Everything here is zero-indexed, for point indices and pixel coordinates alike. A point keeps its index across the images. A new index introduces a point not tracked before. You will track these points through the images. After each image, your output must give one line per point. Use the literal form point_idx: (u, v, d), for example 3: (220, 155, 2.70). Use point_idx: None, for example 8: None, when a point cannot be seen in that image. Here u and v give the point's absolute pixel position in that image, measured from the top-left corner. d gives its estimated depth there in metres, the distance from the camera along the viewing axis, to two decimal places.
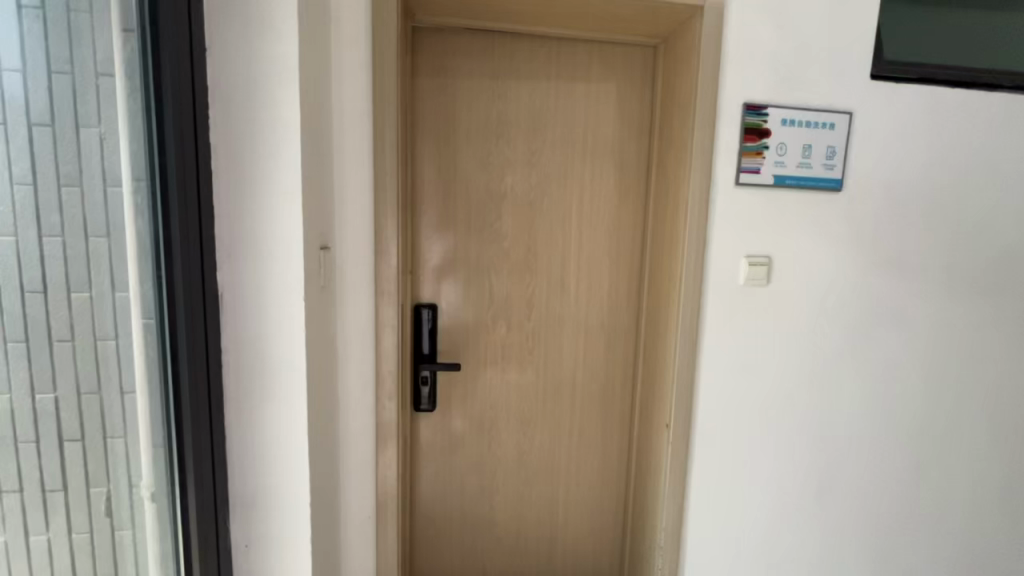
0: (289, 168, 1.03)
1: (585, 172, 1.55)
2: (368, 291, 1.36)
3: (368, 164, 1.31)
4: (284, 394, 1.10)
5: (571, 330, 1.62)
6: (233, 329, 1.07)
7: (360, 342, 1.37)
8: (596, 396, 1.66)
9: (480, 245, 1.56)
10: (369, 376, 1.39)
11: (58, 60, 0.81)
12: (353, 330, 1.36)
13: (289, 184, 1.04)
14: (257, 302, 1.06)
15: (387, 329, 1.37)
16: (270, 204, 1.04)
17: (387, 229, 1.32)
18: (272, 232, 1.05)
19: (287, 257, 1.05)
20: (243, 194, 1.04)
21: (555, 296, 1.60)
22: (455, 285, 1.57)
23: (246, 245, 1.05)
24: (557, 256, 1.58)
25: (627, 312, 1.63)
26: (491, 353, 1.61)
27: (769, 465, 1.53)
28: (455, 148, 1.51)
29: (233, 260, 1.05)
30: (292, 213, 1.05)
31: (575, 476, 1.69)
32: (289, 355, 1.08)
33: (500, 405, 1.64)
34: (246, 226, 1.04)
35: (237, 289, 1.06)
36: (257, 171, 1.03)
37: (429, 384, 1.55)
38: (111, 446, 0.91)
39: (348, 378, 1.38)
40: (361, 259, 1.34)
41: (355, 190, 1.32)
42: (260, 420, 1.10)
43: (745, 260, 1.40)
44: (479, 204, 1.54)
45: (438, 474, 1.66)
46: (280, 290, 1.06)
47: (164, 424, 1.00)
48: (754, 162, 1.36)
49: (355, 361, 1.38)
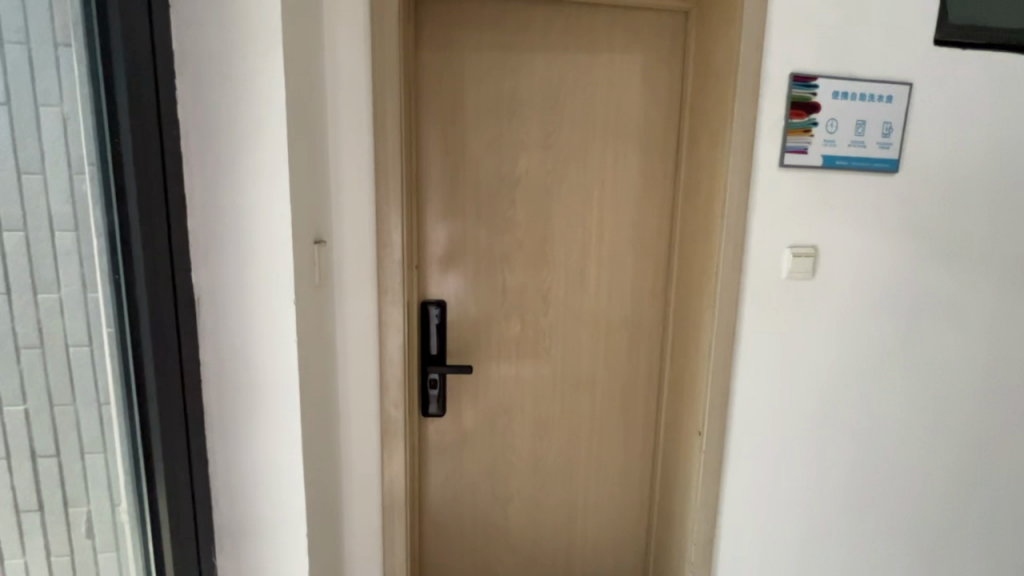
0: (273, 150, 0.90)
1: (606, 155, 1.40)
2: (369, 289, 1.22)
3: (367, 147, 1.17)
4: (273, 408, 0.97)
5: (591, 327, 1.49)
6: (212, 339, 0.95)
7: (361, 345, 1.25)
8: (616, 396, 1.53)
9: (490, 235, 1.42)
10: (371, 382, 1.27)
11: (11, 29, 0.68)
12: (353, 330, 1.23)
13: (273, 168, 0.90)
14: (239, 306, 0.94)
15: (391, 330, 1.23)
16: (252, 190, 0.90)
17: (388, 219, 1.18)
18: (254, 224, 0.91)
19: (273, 253, 0.92)
20: (218, 180, 0.90)
21: (573, 292, 1.46)
22: (465, 279, 1.43)
23: (224, 241, 0.92)
24: (574, 248, 1.44)
25: (653, 307, 1.49)
26: (505, 353, 1.49)
27: (808, 473, 1.40)
28: (461, 130, 1.36)
29: (208, 256, 0.92)
30: (278, 203, 0.91)
31: (595, 483, 1.57)
32: (278, 364, 0.96)
33: (513, 409, 1.52)
34: (224, 217, 0.91)
35: (213, 289, 0.93)
36: (234, 153, 0.89)
37: (437, 388, 1.42)
38: (88, 464, 0.81)
39: (349, 383, 1.26)
40: (361, 252, 1.20)
41: (352, 176, 1.18)
42: (247, 437, 0.98)
43: (788, 251, 1.26)
44: (489, 191, 1.40)
45: (448, 481, 1.55)
46: (266, 290, 0.93)
47: (133, 450, 0.87)
48: (800, 141, 1.21)
49: (357, 365, 1.25)
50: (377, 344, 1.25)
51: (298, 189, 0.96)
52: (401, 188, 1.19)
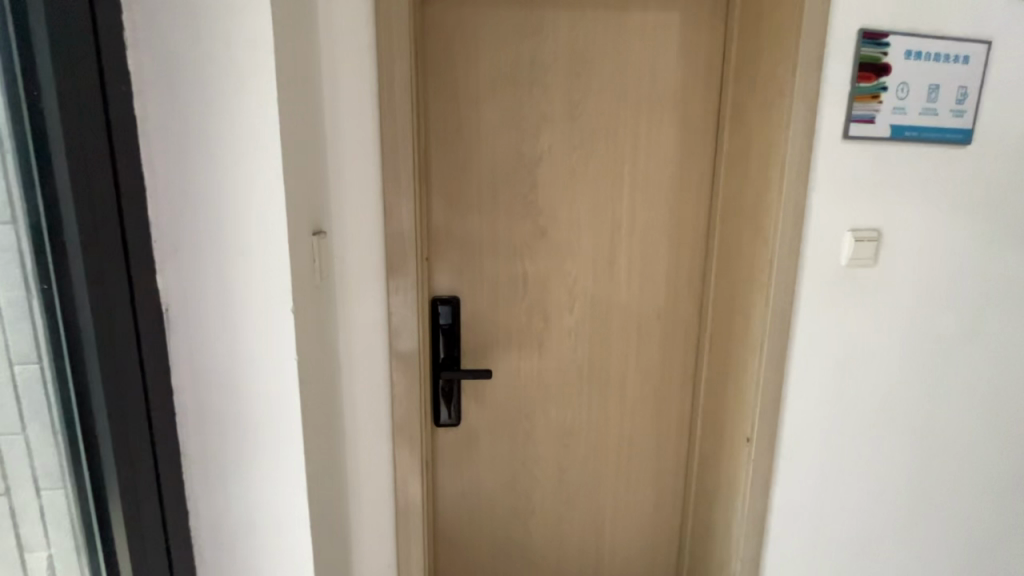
0: (259, 120, 0.71)
1: (639, 129, 1.24)
2: (377, 287, 1.05)
3: (371, 118, 0.99)
4: (269, 438, 0.80)
5: (621, 323, 1.34)
6: (187, 356, 0.77)
7: (367, 353, 1.07)
8: (647, 398, 1.39)
9: (509, 222, 1.25)
10: (380, 394, 1.10)
11: None
12: (358, 335, 1.06)
13: (259, 140, 0.72)
14: (221, 315, 0.76)
15: (403, 333, 1.07)
16: (232, 168, 0.72)
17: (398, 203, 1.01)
18: (238, 210, 0.73)
19: (261, 250, 0.74)
20: (187, 157, 0.72)
21: (601, 284, 1.31)
22: (481, 271, 1.27)
23: (197, 234, 0.74)
24: (603, 236, 1.28)
25: (689, 299, 1.34)
26: (525, 353, 1.33)
27: (862, 479, 1.28)
28: (476, 100, 1.18)
29: (179, 253, 0.74)
30: (266, 187, 0.73)
31: (625, 493, 1.44)
32: (273, 385, 0.78)
33: (535, 415, 1.37)
34: (198, 203, 0.73)
35: (187, 293, 0.75)
36: (208, 122, 0.71)
37: (452, 396, 1.26)
38: (45, 503, 0.67)
39: (353, 396, 1.09)
40: (366, 245, 1.02)
41: (354, 153, 0.99)
42: (237, 472, 0.81)
43: (850, 235, 1.12)
44: (508, 171, 1.22)
45: (464, 496, 1.40)
46: (255, 292, 0.76)
47: (85, 501, 0.68)
48: (867, 109, 1.06)
49: (363, 375, 1.09)
50: (387, 351, 1.08)
51: (291, 169, 0.77)
52: (413, 167, 1.01)
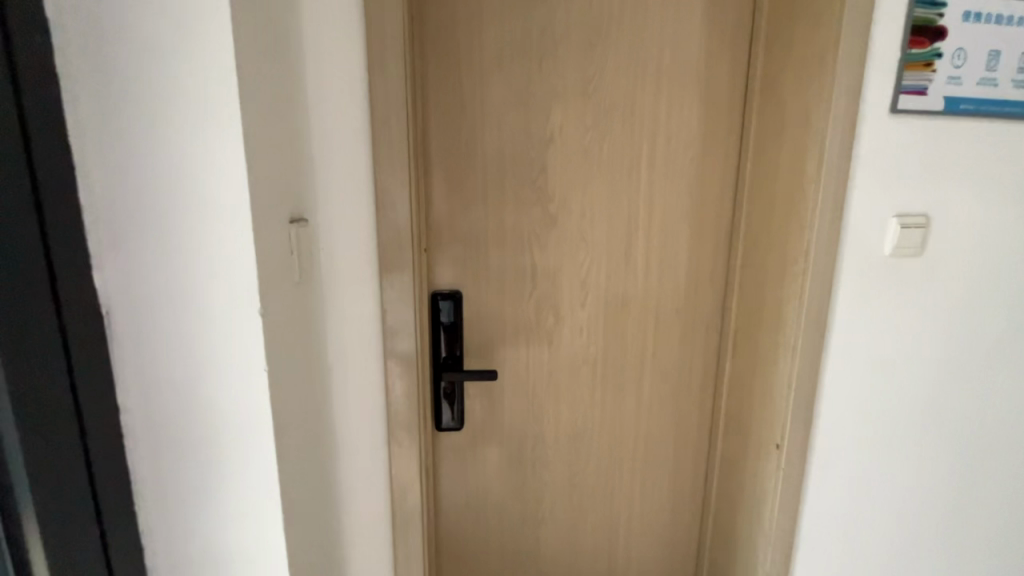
0: (215, 89, 0.60)
1: (659, 105, 1.12)
2: (369, 285, 0.94)
3: (360, 88, 0.85)
4: (237, 454, 0.71)
5: (638, 318, 1.23)
6: (135, 358, 0.69)
7: (360, 358, 0.96)
8: (666, 399, 1.29)
9: (516, 210, 1.14)
10: (376, 405, 0.99)
11: None
12: (350, 339, 0.95)
13: (214, 111, 0.61)
14: (174, 315, 0.67)
15: (400, 334, 0.96)
16: (184, 146, 0.62)
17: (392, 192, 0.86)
18: (191, 194, 0.63)
19: (221, 240, 0.64)
20: (131, 132, 0.62)
21: (616, 276, 1.20)
22: (490, 264, 1.17)
23: (140, 222, 0.64)
24: (619, 225, 1.17)
25: (711, 293, 1.24)
26: (534, 352, 1.23)
27: (897, 485, 1.18)
28: (480, 74, 1.07)
29: (127, 243, 0.65)
30: (225, 168, 0.62)
31: (641, 500, 1.35)
32: (241, 396, 0.69)
33: (545, 419, 1.27)
34: (143, 186, 0.63)
35: (140, 288, 0.66)
36: (156, 92, 0.61)
37: (453, 398, 1.17)
38: None
39: (346, 407, 0.98)
40: (355, 238, 0.91)
41: (340, 130, 0.86)
42: (197, 490, 0.72)
43: (894, 222, 1.01)
44: (515, 153, 1.11)
45: (468, 504, 1.31)
46: (218, 291, 0.66)
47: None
48: (919, 78, 0.95)
49: (355, 382, 0.97)
50: (380, 356, 0.97)
51: (260, 148, 0.67)
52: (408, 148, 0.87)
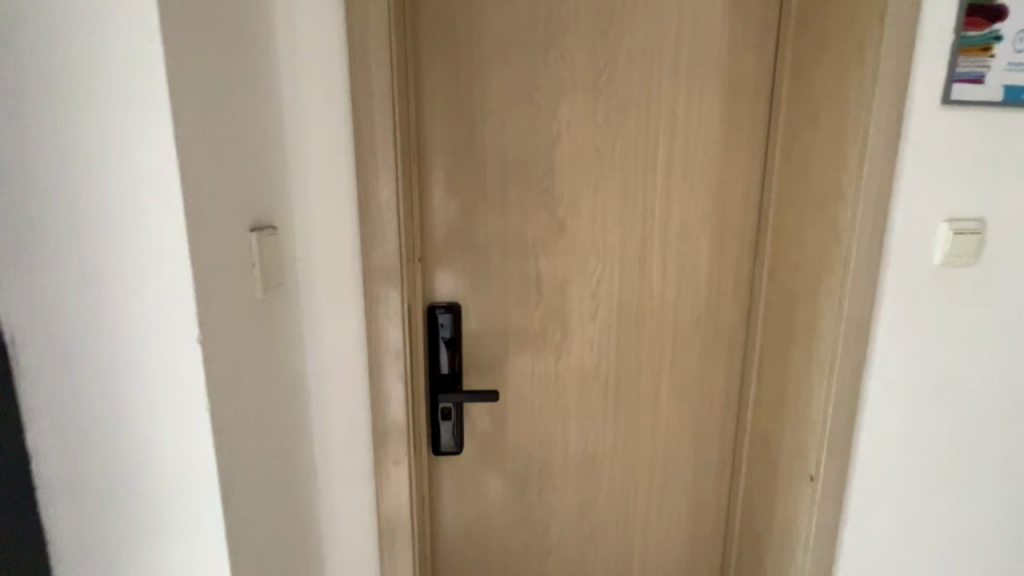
0: (134, 77, 0.52)
1: (677, 98, 1.03)
2: (354, 301, 0.83)
3: (340, 81, 0.76)
4: (176, 497, 0.62)
5: (653, 333, 1.13)
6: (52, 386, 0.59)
7: (344, 382, 0.86)
8: (684, 421, 1.19)
9: (521, 214, 1.05)
10: (362, 435, 0.89)
11: None
12: (332, 361, 0.85)
13: (142, 103, 0.52)
14: (99, 336, 0.58)
15: (390, 353, 0.83)
16: (105, 144, 0.54)
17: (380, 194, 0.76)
18: (122, 198, 0.55)
19: (148, 251, 0.56)
20: (49, 125, 0.53)
21: (630, 286, 1.10)
22: (492, 273, 1.07)
23: (54, 227, 0.56)
24: (634, 230, 1.08)
25: (733, 304, 1.13)
26: (541, 369, 1.13)
27: (946, 519, 1.06)
28: (482, 65, 0.98)
29: (49, 254, 0.56)
30: (149, 168, 0.54)
31: (657, 529, 1.24)
32: (177, 429, 0.60)
33: (553, 441, 1.17)
34: (57, 187, 0.55)
35: (65, 305, 0.57)
36: (82, 79, 0.53)
37: (452, 420, 1.08)
38: None
39: (330, 436, 0.88)
40: (336, 248, 0.81)
41: (318, 127, 0.77)
42: (130, 535, 0.63)
43: (945, 227, 0.90)
44: (519, 153, 1.02)
45: (469, 534, 1.21)
46: (151, 309, 0.57)
47: None
48: (976, 65, 0.84)
49: (336, 408, 0.87)
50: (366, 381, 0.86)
51: (204, 145, 0.58)
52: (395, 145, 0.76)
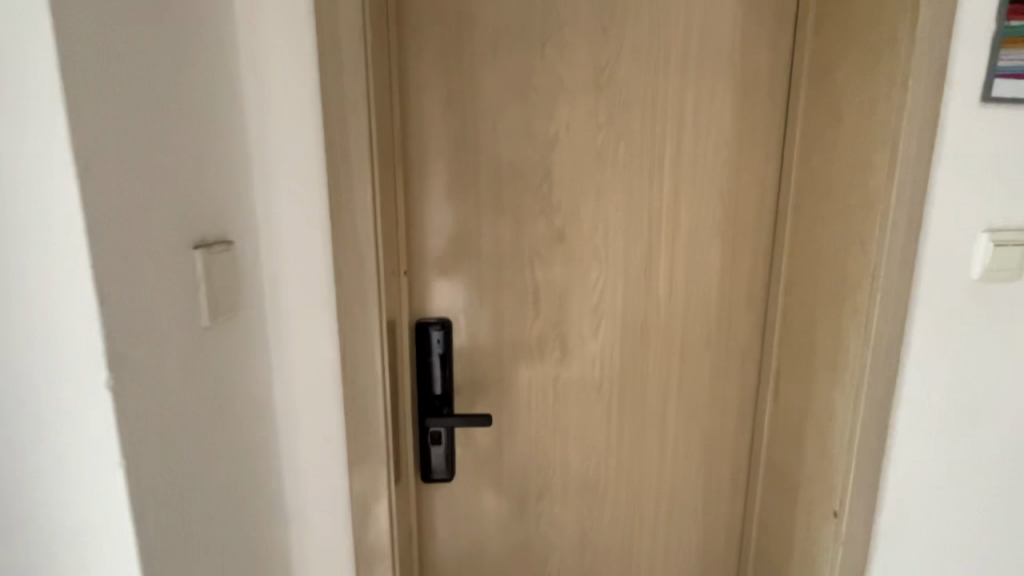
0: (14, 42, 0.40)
1: (685, 98, 0.95)
2: (329, 330, 0.73)
3: (309, 75, 0.68)
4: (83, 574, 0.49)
5: (661, 350, 1.05)
6: None
7: (319, 422, 0.76)
8: (693, 445, 1.10)
9: (516, 224, 0.97)
10: (337, 482, 0.78)
11: None
12: (305, 397, 0.75)
13: (28, 79, 0.41)
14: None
15: (369, 383, 0.73)
16: None
17: (354, 204, 0.68)
18: (12, 211, 0.43)
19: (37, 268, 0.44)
20: None
21: (636, 301, 1.02)
22: (486, 287, 0.99)
23: None
24: (639, 240, 0.99)
25: (746, 319, 1.05)
26: (540, 390, 1.05)
27: (981, 556, 0.97)
28: (474, 63, 0.90)
29: None
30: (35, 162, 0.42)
31: (664, 560, 1.15)
32: (81, 492, 0.48)
33: (552, 467, 1.09)
34: None
35: None
36: None
37: (443, 446, 0.99)
38: None
39: (302, 478, 0.77)
40: (307, 270, 0.71)
41: (286, 128, 0.68)
42: None
43: (984, 238, 0.82)
44: (513, 157, 0.94)
45: (462, 566, 1.12)
46: (51, 350, 0.45)
47: None
48: (1018, 58, 0.78)
49: (309, 445, 0.76)
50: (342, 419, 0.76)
51: (122, 138, 0.47)
52: (372, 149, 0.68)
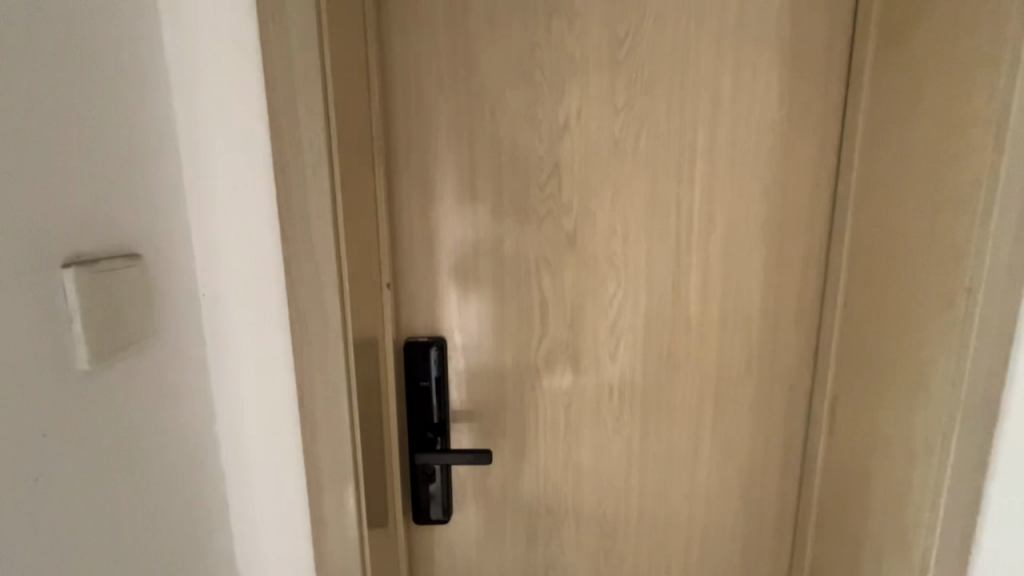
0: None
1: (721, 75, 0.79)
2: (284, 368, 0.61)
3: (250, 43, 0.55)
4: None
5: (691, 374, 0.89)
6: None
7: (277, 490, 0.64)
8: (730, 484, 0.94)
9: (519, 228, 0.83)
10: (300, 559, 0.66)
11: None
12: (260, 448, 0.63)
13: None
14: None
15: (328, 422, 0.60)
16: None
17: (308, 205, 0.55)
18: None
19: None
20: None
21: (661, 316, 0.87)
22: (484, 301, 0.85)
23: None
24: (665, 245, 0.84)
25: (794, 338, 0.89)
26: (549, 420, 0.90)
27: None
28: (467, 39, 0.77)
29: None
30: None
31: None
32: None
33: (564, 509, 0.94)
34: None
35: None
36: None
37: (438, 482, 0.87)
38: None
39: (256, 529, 0.65)
40: (255, 298, 0.59)
41: (223, 110, 0.56)
42: None
43: None
44: (514, 151, 0.80)
45: None
46: None
47: None
48: None
49: (263, 490, 0.64)
50: (305, 487, 0.64)
51: None
52: (331, 137, 0.55)
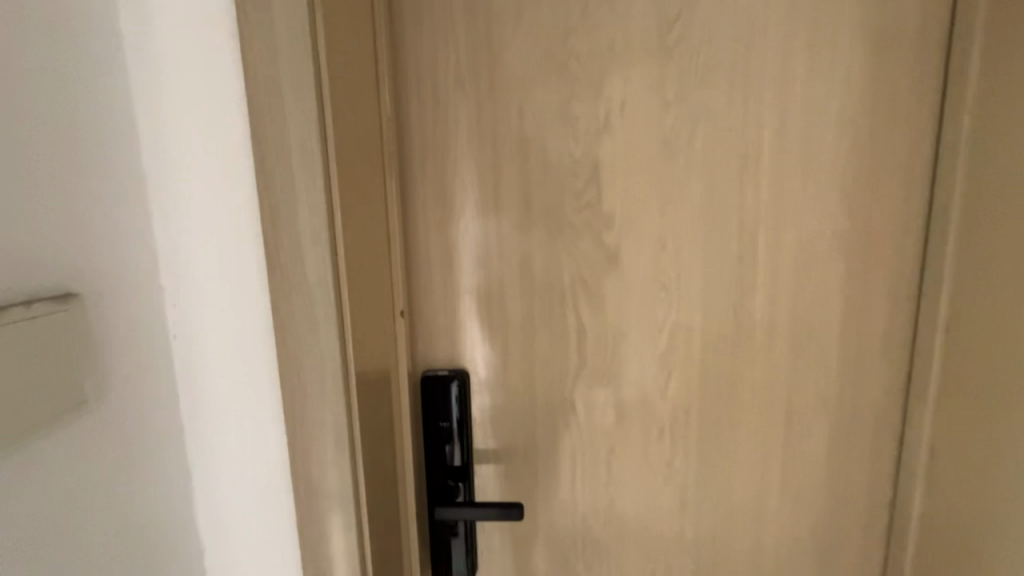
0: None
1: (790, 60, 0.67)
2: (272, 421, 0.51)
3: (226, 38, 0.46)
4: None
5: (757, 411, 0.76)
6: None
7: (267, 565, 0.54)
8: (805, 540, 0.80)
9: (551, 244, 0.72)
10: None
11: None
12: (246, 514, 0.53)
13: None
14: None
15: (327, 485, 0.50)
16: None
17: (299, 225, 0.46)
18: None
19: None
20: None
21: (721, 344, 0.74)
22: (512, 328, 0.74)
23: None
24: (725, 262, 0.72)
25: (881, 369, 0.75)
26: (589, 465, 0.78)
27: None
28: (488, 29, 0.66)
29: None
30: None
31: None
32: None
33: (608, 567, 0.81)
34: None
35: None
36: None
37: (462, 538, 0.75)
38: None
39: None
40: (236, 338, 0.50)
41: (196, 118, 0.47)
42: None
43: None
44: (545, 155, 0.69)
45: None
46: None
47: None
48: None
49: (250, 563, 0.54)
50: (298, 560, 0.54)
51: None
52: (327, 142, 0.45)
